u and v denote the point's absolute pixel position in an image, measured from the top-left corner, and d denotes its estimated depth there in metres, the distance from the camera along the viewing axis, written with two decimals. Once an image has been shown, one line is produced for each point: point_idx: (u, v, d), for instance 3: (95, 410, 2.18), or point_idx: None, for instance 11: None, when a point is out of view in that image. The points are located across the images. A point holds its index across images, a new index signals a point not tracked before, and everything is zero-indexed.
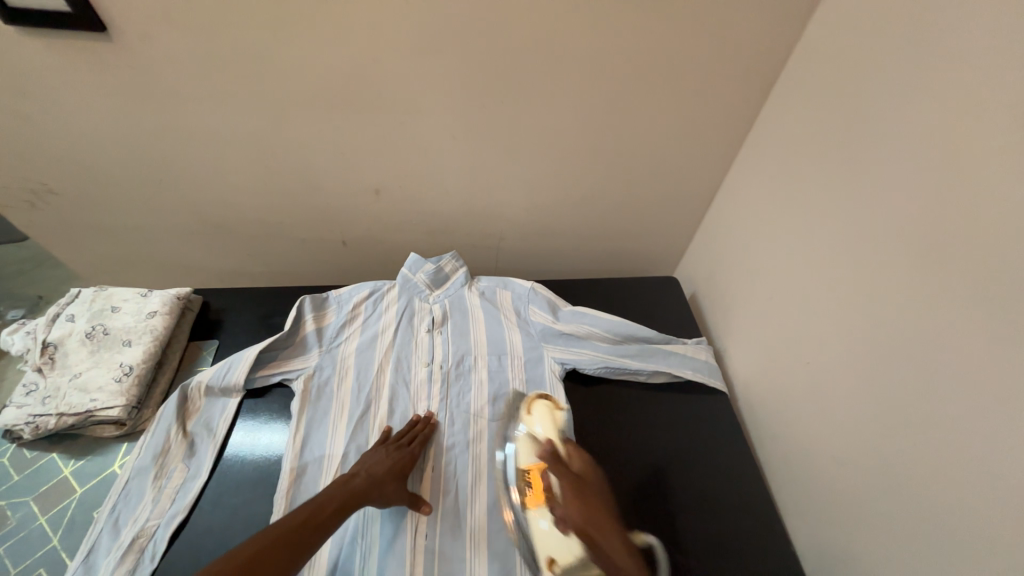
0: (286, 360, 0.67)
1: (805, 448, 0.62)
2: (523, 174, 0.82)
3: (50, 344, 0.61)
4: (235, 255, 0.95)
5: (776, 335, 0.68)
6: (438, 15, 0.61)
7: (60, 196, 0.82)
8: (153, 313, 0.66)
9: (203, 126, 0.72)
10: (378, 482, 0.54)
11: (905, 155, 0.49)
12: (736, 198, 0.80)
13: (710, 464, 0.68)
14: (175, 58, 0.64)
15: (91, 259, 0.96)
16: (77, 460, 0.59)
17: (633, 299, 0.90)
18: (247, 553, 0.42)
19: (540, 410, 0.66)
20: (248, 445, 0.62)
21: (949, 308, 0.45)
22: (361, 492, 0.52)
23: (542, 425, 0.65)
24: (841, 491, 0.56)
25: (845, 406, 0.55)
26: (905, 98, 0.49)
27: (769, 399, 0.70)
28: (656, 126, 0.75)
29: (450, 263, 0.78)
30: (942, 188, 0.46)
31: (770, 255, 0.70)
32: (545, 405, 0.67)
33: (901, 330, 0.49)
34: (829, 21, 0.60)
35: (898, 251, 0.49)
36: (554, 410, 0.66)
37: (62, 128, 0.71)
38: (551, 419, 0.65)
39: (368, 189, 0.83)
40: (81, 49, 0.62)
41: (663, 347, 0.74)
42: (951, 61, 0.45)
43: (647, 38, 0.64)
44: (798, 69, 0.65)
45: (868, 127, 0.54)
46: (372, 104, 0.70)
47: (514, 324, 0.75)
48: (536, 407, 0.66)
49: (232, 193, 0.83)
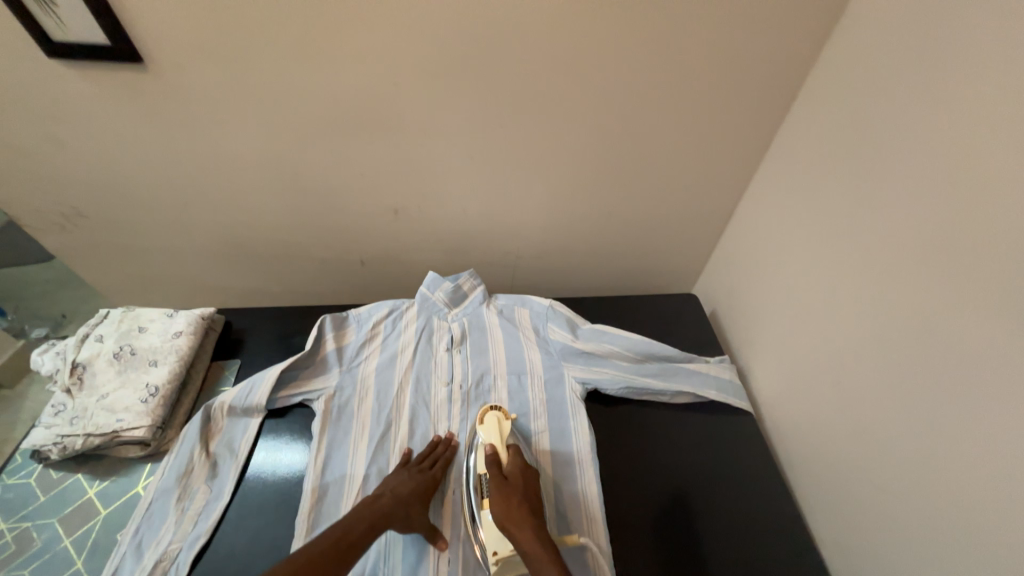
0: (307, 381, 0.68)
1: (835, 471, 0.60)
2: (540, 192, 0.83)
3: (79, 364, 0.63)
4: (256, 275, 0.97)
5: (801, 352, 0.67)
6: (459, 42, 0.63)
7: (90, 219, 0.85)
8: (179, 333, 0.67)
9: (229, 150, 0.74)
10: (401, 506, 0.54)
11: (928, 171, 0.49)
12: (755, 214, 0.80)
13: (736, 486, 0.67)
14: (204, 87, 0.66)
15: (118, 280, 0.98)
16: (101, 481, 0.59)
17: (652, 317, 0.89)
18: None
19: (487, 419, 0.63)
20: (270, 466, 0.62)
21: (981, 326, 0.43)
22: (387, 511, 0.52)
23: (488, 435, 0.61)
24: (875, 516, 0.54)
25: (876, 428, 0.54)
26: (927, 115, 0.49)
27: (795, 419, 0.68)
28: (672, 144, 0.75)
29: (468, 281, 0.79)
30: (969, 204, 0.45)
31: (791, 271, 0.69)
32: (494, 414, 0.63)
33: (931, 348, 0.48)
34: (846, 41, 0.60)
35: (926, 269, 0.49)
36: (503, 419, 0.63)
37: (96, 155, 0.74)
38: (497, 429, 0.62)
39: (388, 209, 0.84)
40: (118, 80, 0.65)
41: (685, 365, 0.73)
42: (974, 78, 0.45)
43: (663, 59, 0.65)
44: (816, 87, 0.65)
45: (888, 144, 0.53)
46: (393, 127, 0.72)
47: (533, 342, 0.75)
48: (485, 415, 0.63)
49: (255, 214, 0.85)
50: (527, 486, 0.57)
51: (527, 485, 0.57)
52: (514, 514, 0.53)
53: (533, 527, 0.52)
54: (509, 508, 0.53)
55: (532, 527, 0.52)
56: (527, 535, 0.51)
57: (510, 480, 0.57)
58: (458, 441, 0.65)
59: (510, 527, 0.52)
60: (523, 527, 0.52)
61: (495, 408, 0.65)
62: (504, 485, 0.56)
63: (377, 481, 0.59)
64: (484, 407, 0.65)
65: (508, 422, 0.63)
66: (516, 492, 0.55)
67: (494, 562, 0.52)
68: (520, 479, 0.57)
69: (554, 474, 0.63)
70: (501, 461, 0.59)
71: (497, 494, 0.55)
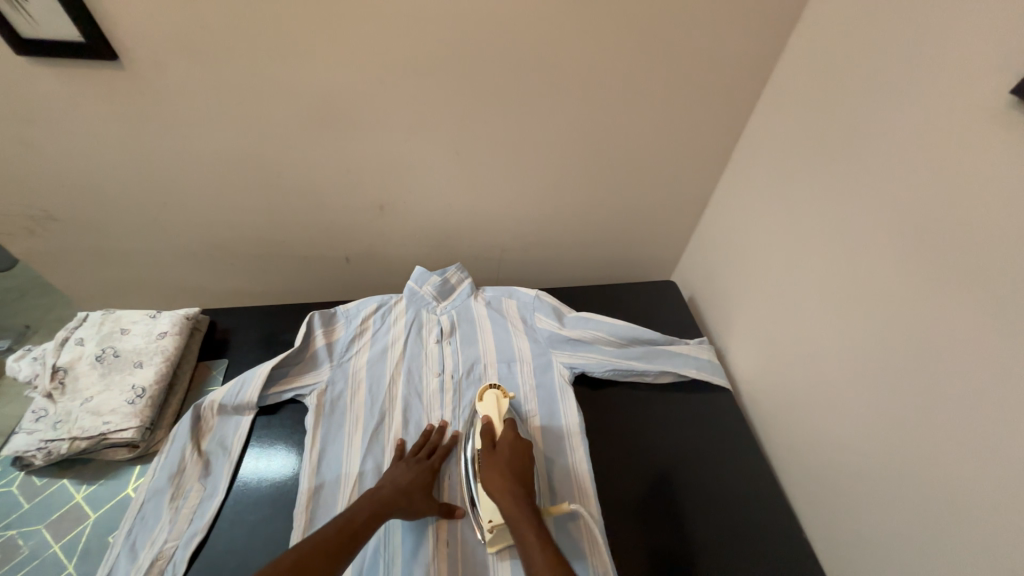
0: (298, 377, 0.68)
1: (812, 438, 0.64)
2: (524, 185, 0.84)
3: (60, 368, 0.61)
4: (237, 276, 0.96)
5: (777, 330, 0.71)
6: (444, 36, 0.64)
7: (61, 223, 0.82)
8: (164, 333, 0.66)
9: (210, 148, 0.73)
10: (406, 492, 0.55)
11: (888, 152, 0.53)
12: (730, 202, 0.84)
13: (717, 459, 0.70)
14: (186, 81, 0.65)
15: (91, 285, 0.95)
16: (89, 485, 0.58)
17: (635, 304, 0.93)
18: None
19: (487, 396, 0.66)
20: (264, 464, 0.62)
21: (940, 293, 0.48)
22: (390, 499, 0.54)
23: (487, 411, 0.64)
24: (849, 476, 0.58)
25: (850, 397, 0.58)
26: (886, 101, 0.53)
27: (773, 393, 0.72)
28: (651, 135, 0.78)
29: (455, 275, 0.80)
30: (927, 181, 0.49)
31: (765, 254, 0.74)
32: (494, 393, 0.66)
33: (898, 317, 0.52)
34: (812, 33, 0.64)
35: (890, 246, 0.53)
36: (502, 396, 0.66)
37: (67, 156, 0.72)
38: (496, 405, 0.65)
39: (373, 205, 0.85)
40: (93, 77, 0.63)
41: (667, 348, 0.76)
42: (927, 66, 0.49)
43: (641, 53, 0.68)
44: (784, 79, 0.70)
45: (853, 129, 0.57)
46: (379, 123, 0.73)
47: (521, 332, 0.77)
48: (485, 393, 0.66)
49: (237, 213, 0.84)
50: (515, 455, 0.59)
51: (516, 455, 0.59)
52: (495, 479, 0.56)
53: (513, 492, 0.54)
54: (494, 475, 0.56)
55: (512, 492, 0.54)
56: (507, 500, 0.54)
57: (498, 448, 0.60)
58: (459, 431, 0.66)
59: (492, 492, 0.55)
60: (504, 493, 0.54)
61: (495, 387, 0.67)
62: (491, 454, 0.59)
63: (373, 478, 0.60)
64: (485, 384, 0.68)
65: (507, 400, 0.66)
66: (501, 461, 0.58)
67: (489, 530, 0.56)
68: (509, 451, 0.59)
69: (547, 455, 0.66)
70: (496, 431, 0.62)
71: (486, 464, 0.58)
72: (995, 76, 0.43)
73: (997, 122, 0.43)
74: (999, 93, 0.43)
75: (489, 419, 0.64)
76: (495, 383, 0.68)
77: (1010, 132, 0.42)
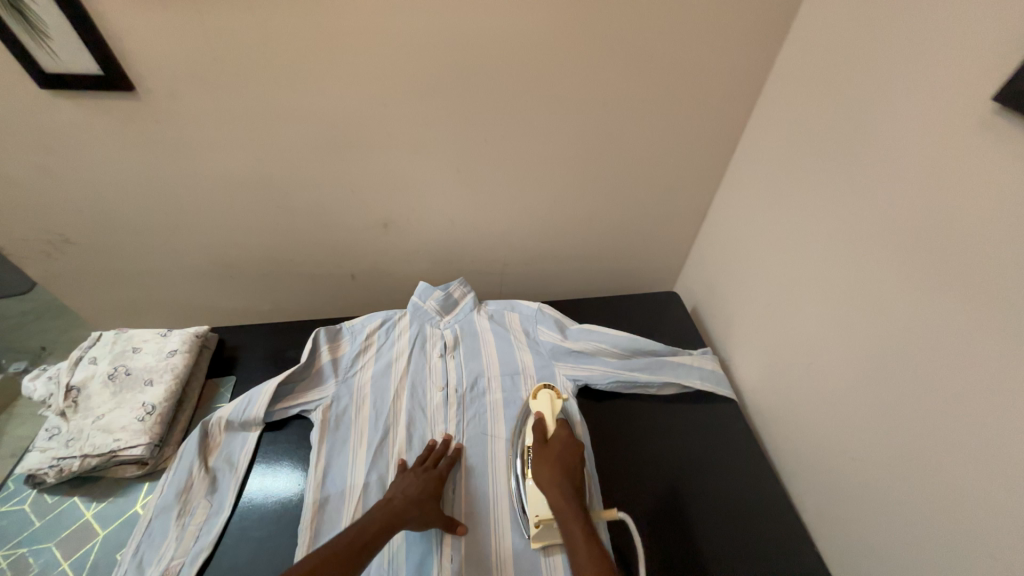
0: (303, 392, 0.69)
1: (818, 447, 0.63)
2: (524, 200, 0.86)
3: (73, 387, 0.63)
4: (245, 294, 0.98)
5: (779, 338, 0.71)
6: (442, 60, 0.67)
7: (77, 246, 0.85)
8: (174, 351, 0.68)
9: (219, 171, 0.76)
10: (418, 501, 0.56)
11: (879, 160, 0.54)
12: (728, 212, 0.85)
13: (723, 471, 0.69)
14: (198, 109, 0.68)
15: (105, 305, 0.97)
16: (99, 502, 0.59)
17: (637, 316, 0.93)
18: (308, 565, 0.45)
19: (540, 395, 0.67)
20: (269, 480, 0.62)
21: (937, 298, 0.48)
22: (401, 511, 0.54)
23: (540, 408, 0.66)
24: (856, 484, 0.57)
25: (855, 405, 0.57)
26: (875, 110, 0.54)
27: (777, 403, 0.72)
28: (647, 148, 0.80)
29: (458, 289, 0.81)
30: (919, 187, 0.49)
31: (765, 263, 0.74)
32: (547, 392, 0.67)
33: (897, 322, 0.52)
34: (801, 46, 0.66)
35: (885, 252, 0.53)
36: (555, 397, 0.67)
37: (85, 182, 0.75)
38: (550, 404, 0.66)
39: (377, 222, 0.87)
40: (110, 107, 0.67)
41: (670, 358, 0.76)
42: (910, 75, 0.50)
43: (633, 71, 0.70)
44: (776, 90, 0.71)
45: (846, 137, 0.58)
46: (381, 143, 0.75)
47: (524, 345, 0.78)
48: (538, 392, 0.68)
49: (245, 233, 0.86)
50: (567, 452, 0.61)
51: (567, 450, 0.61)
52: (547, 475, 0.58)
53: (563, 487, 0.57)
54: (546, 470, 0.59)
55: (562, 491, 0.56)
56: (557, 495, 0.56)
57: (550, 445, 0.62)
58: (460, 445, 0.66)
59: (543, 487, 0.58)
60: (553, 489, 0.57)
61: (548, 387, 0.69)
62: (544, 449, 0.62)
63: (377, 492, 0.60)
64: (540, 384, 0.69)
65: (560, 400, 0.67)
66: (553, 456, 0.60)
67: (535, 524, 0.58)
68: (561, 445, 0.61)
69: None
70: (548, 430, 0.64)
71: (539, 458, 0.61)
72: (978, 82, 0.44)
73: (985, 126, 0.43)
74: (982, 99, 0.43)
75: (544, 417, 0.65)
76: (547, 383, 0.70)
77: (996, 137, 0.43)
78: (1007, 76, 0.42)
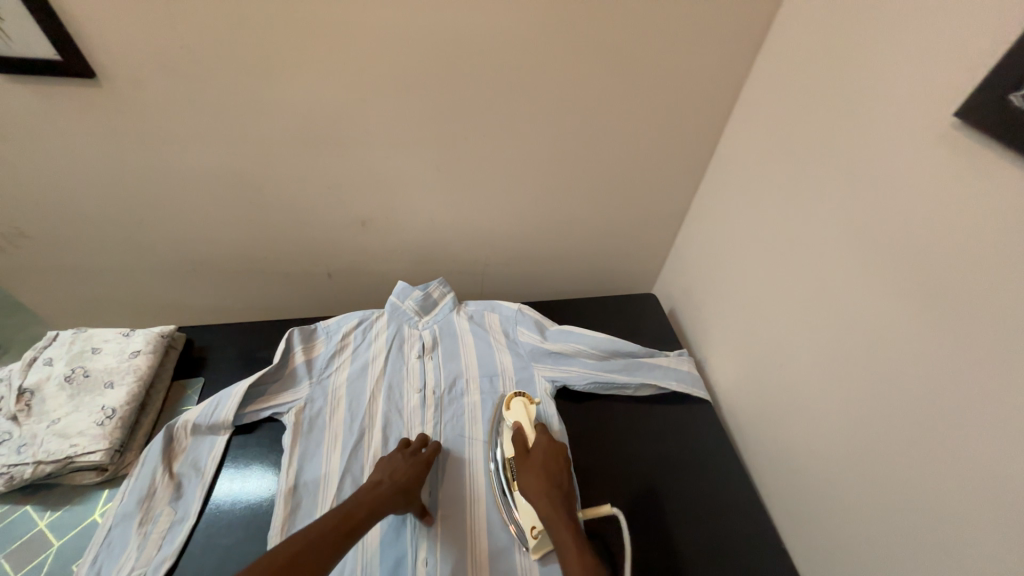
0: (275, 395, 0.67)
1: (789, 447, 0.65)
2: (505, 201, 0.86)
3: (26, 390, 0.59)
4: (216, 292, 0.94)
5: (753, 340, 0.72)
6: (421, 57, 0.65)
7: (33, 240, 0.80)
8: (137, 352, 0.65)
9: (188, 164, 0.73)
10: (405, 489, 0.56)
11: (845, 171, 0.56)
12: (704, 216, 0.86)
13: (698, 471, 0.71)
14: (165, 99, 0.65)
15: (63, 302, 0.92)
16: (53, 511, 0.56)
17: (616, 317, 0.93)
18: (290, 552, 0.44)
19: (513, 404, 0.67)
20: (238, 486, 0.60)
21: (900, 304, 0.49)
22: (388, 496, 0.54)
23: (516, 418, 0.66)
24: (823, 482, 0.59)
25: (824, 407, 0.59)
26: (844, 120, 0.56)
27: (751, 403, 0.73)
28: (628, 151, 0.81)
29: (438, 289, 0.80)
30: (882, 197, 0.51)
31: (740, 267, 0.75)
32: (520, 400, 0.68)
33: (866, 326, 0.53)
34: (775, 55, 0.67)
35: (854, 258, 0.55)
36: (528, 404, 0.67)
37: (41, 172, 0.71)
38: (525, 412, 0.66)
39: (355, 220, 0.85)
40: (69, 94, 0.63)
41: (647, 360, 0.77)
42: (875, 89, 0.52)
43: (614, 73, 0.70)
44: (751, 97, 0.72)
45: (815, 147, 0.60)
46: (358, 139, 0.73)
47: (504, 346, 0.77)
48: (511, 401, 0.68)
49: (217, 230, 0.83)
50: (550, 457, 0.61)
51: (550, 457, 0.61)
52: (534, 482, 0.58)
53: (549, 495, 0.56)
54: (532, 479, 0.58)
55: (548, 495, 0.56)
56: (546, 503, 0.55)
57: (533, 453, 0.61)
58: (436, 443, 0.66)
59: (531, 497, 0.57)
60: (540, 498, 0.56)
61: (521, 394, 0.69)
62: (527, 459, 0.61)
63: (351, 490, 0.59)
64: (511, 393, 0.69)
65: (533, 406, 0.67)
66: (537, 464, 0.60)
67: (534, 536, 0.57)
68: (544, 452, 0.61)
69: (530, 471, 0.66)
70: (527, 438, 0.63)
71: (524, 468, 0.60)
72: (936, 98, 0.46)
73: (942, 141, 0.45)
74: (939, 114, 0.45)
75: (521, 425, 0.65)
76: (519, 390, 0.70)
77: (953, 152, 0.45)
78: (964, 93, 0.43)
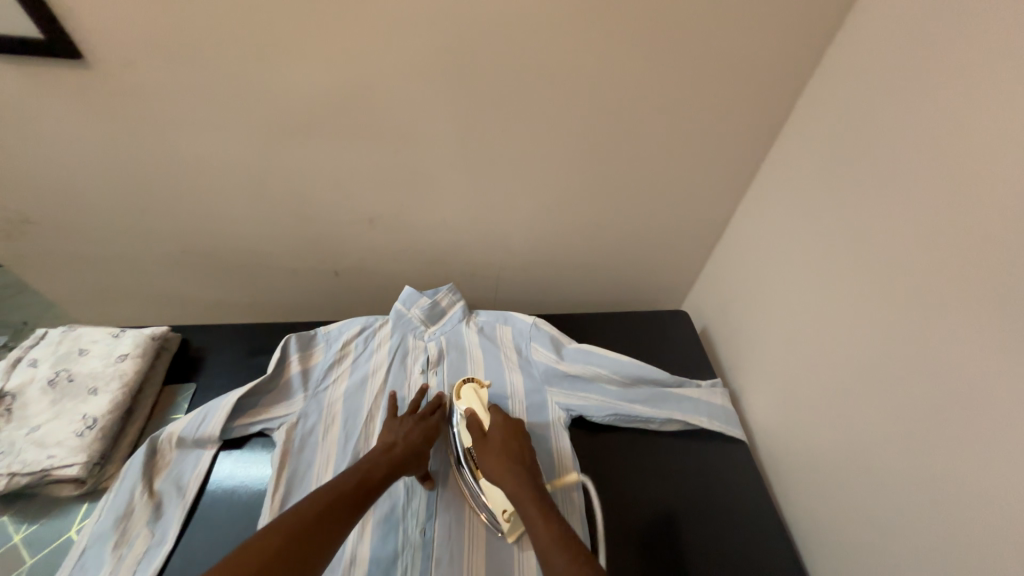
0: (267, 408, 0.62)
1: (833, 509, 0.56)
2: (524, 203, 0.78)
3: (8, 393, 0.56)
4: (222, 286, 0.91)
5: (796, 379, 0.63)
6: (433, 42, 0.58)
7: (37, 226, 0.78)
8: (124, 356, 0.61)
9: (188, 155, 0.68)
10: (418, 452, 0.56)
11: (935, 192, 0.45)
12: (748, 228, 0.76)
13: (723, 519, 0.62)
14: (157, 84, 0.60)
15: (76, 290, 0.91)
16: (30, 525, 0.53)
17: (642, 336, 0.85)
18: (316, 509, 0.44)
19: (463, 391, 0.62)
20: (217, 510, 0.56)
21: (999, 370, 0.39)
22: (404, 460, 0.54)
23: (468, 404, 0.61)
24: (876, 560, 0.50)
25: (881, 473, 0.49)
26: (938, 129, 0.45)
27: (790, 449, 0.64)
28: (665, 154, 0.71)
29: (447, 296, 0.74)
30: (987, 231, 0.41)
31: (786, 292, 0.65)
32: (470, 385, 0.63)
33: (944, 388, 0.43)
34: (850, 46, 0.56)
35: (935, 303, 0.45)
36: (479, 387, 0.63)
37: (39, 157, 0.68)
38: (477, 397, 0.61)
39: (363, 218, 0.79)
40: (59, 76, 0.59)
41: (676, 391, 0.69)
42: (988, 95, 0.41)
43: (653, 65, 0.60)
44: (815, 96, 0.61)
45: (893, 160, 0.49)
46: (365, 134, 0.67)
47: (516, 365, 0.71)
48: (461, 388, 0.63)
49: (220, 222, 0.79)
50: (508, 438, 0.57)
51: (507, 437, 0.57)
52: (495, 464, 0.54)
53: (513, 473, 0.53)
54: (493, 460, 0.55)
55: (513, 472, 0.53)
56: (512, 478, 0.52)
57: (491, 436, 0.57)
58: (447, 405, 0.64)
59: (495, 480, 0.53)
60: (504, 475, 0.53)
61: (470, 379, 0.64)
62: (484, 443, 0.57)
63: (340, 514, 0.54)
64: (458, 380, 0.64)
65: (485, 389, 0.63)
66: (496, 445, 0.56)
67: (505, 520, 0.54)
68: (501, 434, 0.57)
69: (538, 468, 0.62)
70: (483, 423, 0.59)
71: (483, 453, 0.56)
72: None
73: None
74: None
75: (472, 413, 0.60)
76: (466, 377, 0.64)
77: None
78: None
